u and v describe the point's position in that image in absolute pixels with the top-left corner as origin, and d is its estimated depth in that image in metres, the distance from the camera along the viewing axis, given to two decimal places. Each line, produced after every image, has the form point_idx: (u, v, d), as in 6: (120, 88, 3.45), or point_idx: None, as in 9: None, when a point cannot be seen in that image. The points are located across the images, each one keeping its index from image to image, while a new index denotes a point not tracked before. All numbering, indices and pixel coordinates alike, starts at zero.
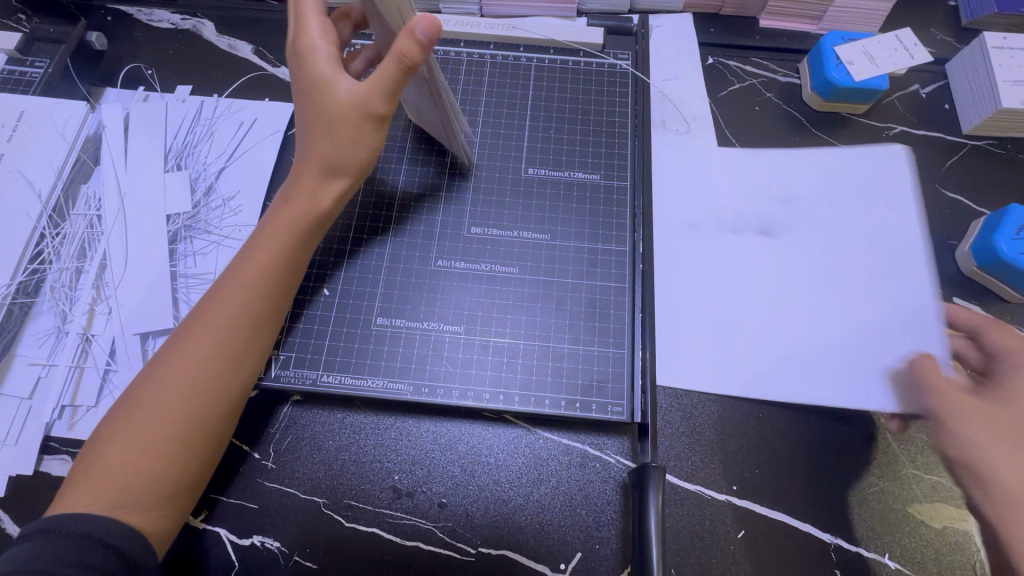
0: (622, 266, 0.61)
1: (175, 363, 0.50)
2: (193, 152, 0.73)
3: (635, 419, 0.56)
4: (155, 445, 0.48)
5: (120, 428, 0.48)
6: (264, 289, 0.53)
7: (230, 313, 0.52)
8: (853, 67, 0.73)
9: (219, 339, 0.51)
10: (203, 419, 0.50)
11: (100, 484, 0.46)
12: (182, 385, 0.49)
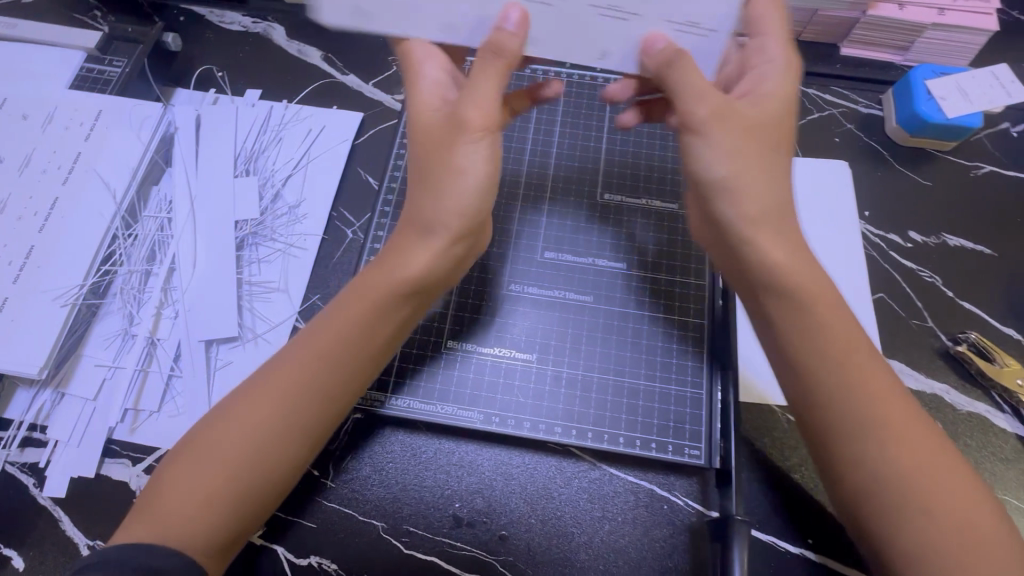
0: (701, 301, 0.59)
1: (240, 413, 0.46)
2: (261, 158, 0.72)
3: (714, 465, 0.53)
4: (220, 488, 0.44)
5: (196, 453, 0.45)
6: (354, 332, 0.48)
7: (324, 345, 0.48)
8: (945, 102, 0.70)
9: (286, 394, 0.46)
10: (293, 445, 0.46)
11: (173, 505, 0.43)
12: (268, 413, 0.46)
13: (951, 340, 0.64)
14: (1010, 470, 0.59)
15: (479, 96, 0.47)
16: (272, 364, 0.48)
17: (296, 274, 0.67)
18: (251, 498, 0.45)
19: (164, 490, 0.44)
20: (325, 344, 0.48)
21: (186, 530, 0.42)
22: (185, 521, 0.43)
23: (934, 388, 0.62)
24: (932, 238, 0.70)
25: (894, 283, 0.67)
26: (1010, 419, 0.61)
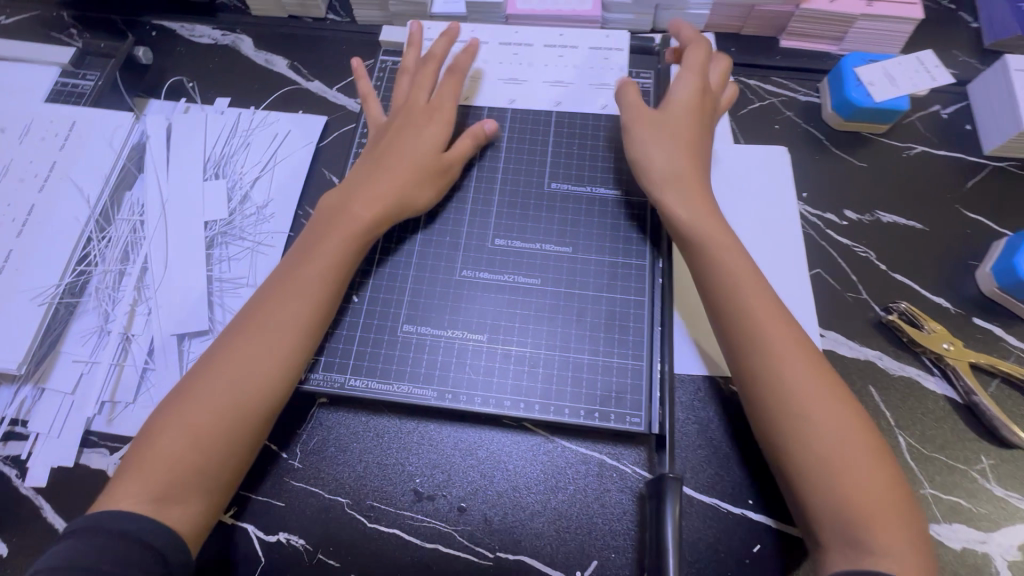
0: (642, 280, 0.63)
1: (216, 372, 0.54)
2: (230, 162, 0.76)
3: (652, 431, 0.57)
4: (197, 440, 0.51)
5: (174, 422, 0.52)
6: (307, 286, 0.57)
7: (284, 321, 0.56)
8: (873, 88, 0.74)
9: (259, 346, 0.55)
10: (256, 410, 0.53)
11: (159, 463, 0.50)
12: (236, 381, 0.53)
13: (883, 310, 0.68)
14: (938, 429, 0.62)
15: (407, 136, 0.64)
16: (243, 326, 0.56)
17: (263, 270, 0.70)
18: (221, 461, 0.52)
19: (146, 457, 0.51)
20: (288, 320, 0.56)
21: (164, 491, 0.49)
22: (162, 483, 0.49)
23: (868, 355, 0.66)
24: (867, 216, 0.74)
25: (831, 259, 0.71)
26: (939, 382, 0.64)
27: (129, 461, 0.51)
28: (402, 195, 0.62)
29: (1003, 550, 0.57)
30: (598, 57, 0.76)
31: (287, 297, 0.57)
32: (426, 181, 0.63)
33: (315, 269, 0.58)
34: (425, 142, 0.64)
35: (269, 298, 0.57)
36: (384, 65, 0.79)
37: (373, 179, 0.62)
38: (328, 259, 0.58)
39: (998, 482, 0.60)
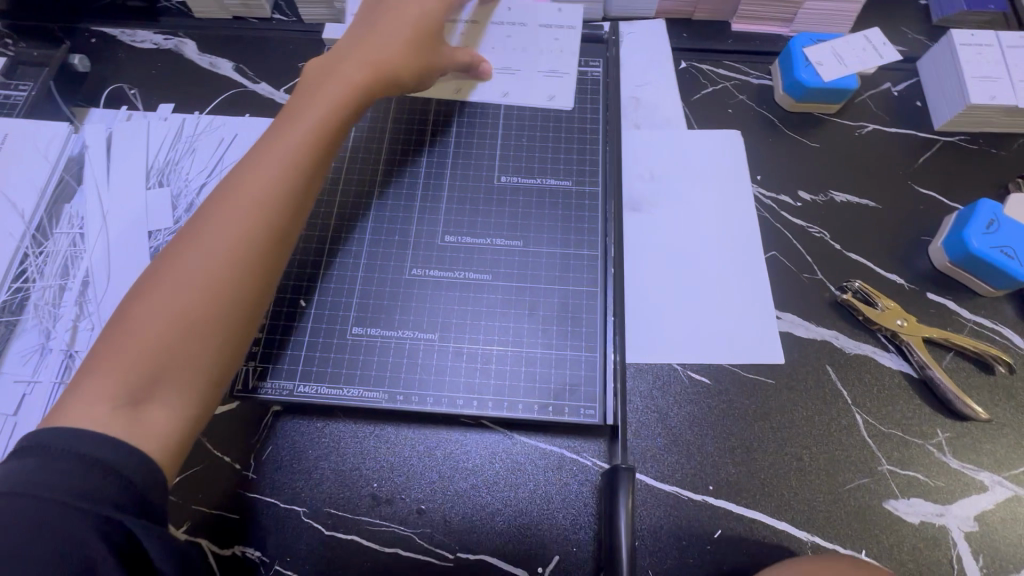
0: (593, 271, 0.64)
1: (191, 254, 0.50)
2: (174, 169, 0.74)
3: (607, 421, 0.58)
4: (178, 328, 0.48)
5: (142, 311, 0.48)
6: (285, 164, 0.55)
7: (255, 192, 0.53)
8: (822, 67, 0.74)
9: (234, 230, 0.51)
10: (236, 293, 0.51)
11: (138, 354, 0.47)
12: (208, 259, 0.50)
13: (839, 289, 0.68)
14: (895, 405, 0.63)
15: (383, 39, 0.63)
16: (214, 205, 0.53)
17: None
18: (200, 351, 0.49)
19: (116, 344, 0.47)
20: (256, 194, 0.53)
21: (142, 386, 0.46)
22: (138, 379, 0.46)
23: (824, 336, 0.66)
24: (821, 196, 0.74)
25: (786, 241, 0.71)
26: (895, 358, 0.64)
27: (97, 358, 0.47)
28: (390, 70, 0.63)
29: (961, 521, 0.58)
30: (549, 38, 0.76)
31: (260, 170, 0.54)
32: (410, 62, 0.64)
33: (287, 155, 0.55)
34: (413, 26, 0.65)
35: (242, 178, 0.54)
36: None
37: (350, 64, 0.62)
38: (297, 142, 0.56)
39: (954, 454, 0.60)
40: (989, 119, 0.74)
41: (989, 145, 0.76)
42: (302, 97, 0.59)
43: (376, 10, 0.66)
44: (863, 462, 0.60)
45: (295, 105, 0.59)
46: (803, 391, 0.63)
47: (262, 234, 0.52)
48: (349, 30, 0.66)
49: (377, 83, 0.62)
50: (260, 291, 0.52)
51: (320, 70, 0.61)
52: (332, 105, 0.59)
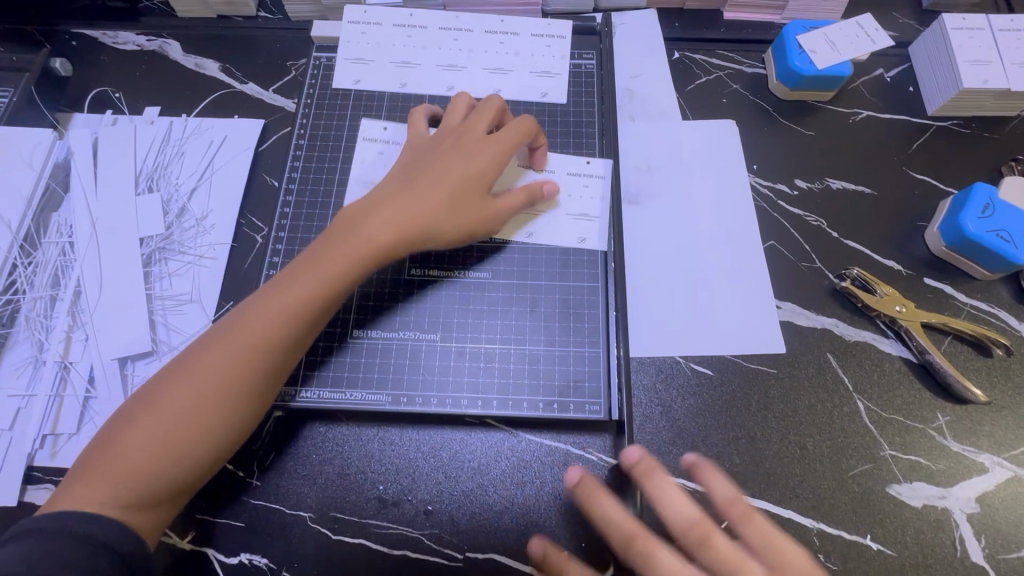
0: (594, 266, 0.64)
1: (189, 371, 0.50)
2: (164, 174, 0.72)
3: (613, 417, 0.59)
4: (162, 443, 0.48)
5: (137, 415, 0.49)
6: (295, 305, 0.53)
7: (263, 312, 0.52)
8: (815, 55, 0.74)
9: (236, 352, 0.51)
10: (219, 417, 0.50)
11: (122, 465, 0.47)
12: (204, 378, 0.50)
13: (837, 277, 0.68)
14: (895, 391, 0.63)
15: (430, 186, 0.58)
16: (222, 326, 0.53)
17: (207, 284, 0.67)
18: (175, 468, 0.48)
19: (100, 456, 0.48)
20: (263, 317, 0.52)
21: (118, 492, 0.47)
22: (115, 487, 0.47)
23: (824, 324, 0.66)
24: (817, 183, 0.74)
25: (784, 230, 0.71)
26: (894, 344, 0.65)
27: (92, 453, 0.49)
28: (426, 225, 0.57)
29: (962, 503, 0.59)
30: (540, 45, 0.75)
31: (276, 292, 0.53)
32: (460, 226, 0.59)
33: (303, 287, 0.53)
34: (467, 175, 0.59)
35: (257, 297, 0.53)
36: (319, 62, 0.75)
37: (382, 212, 0.57)
38: (301, 308, 0.53)
39: (954, 437, 0.61)
40: (983, 102, 0.74)
41: (982, 129, 0.76)
42: (324, 243, 0.56)
43: (422, 159, 0.61)
44: (865, 448, 0.61)
45: (313, 256, 0.55)
46: (805, 379, 0.64)
47: (253, 389, 0.51)
48: (394, 173, 0.61)
49: (416, 246, 0.58)
50: (244, 419, 0.51)
51: (356, 213, 0.58)
52: (352, 259, 0.55)
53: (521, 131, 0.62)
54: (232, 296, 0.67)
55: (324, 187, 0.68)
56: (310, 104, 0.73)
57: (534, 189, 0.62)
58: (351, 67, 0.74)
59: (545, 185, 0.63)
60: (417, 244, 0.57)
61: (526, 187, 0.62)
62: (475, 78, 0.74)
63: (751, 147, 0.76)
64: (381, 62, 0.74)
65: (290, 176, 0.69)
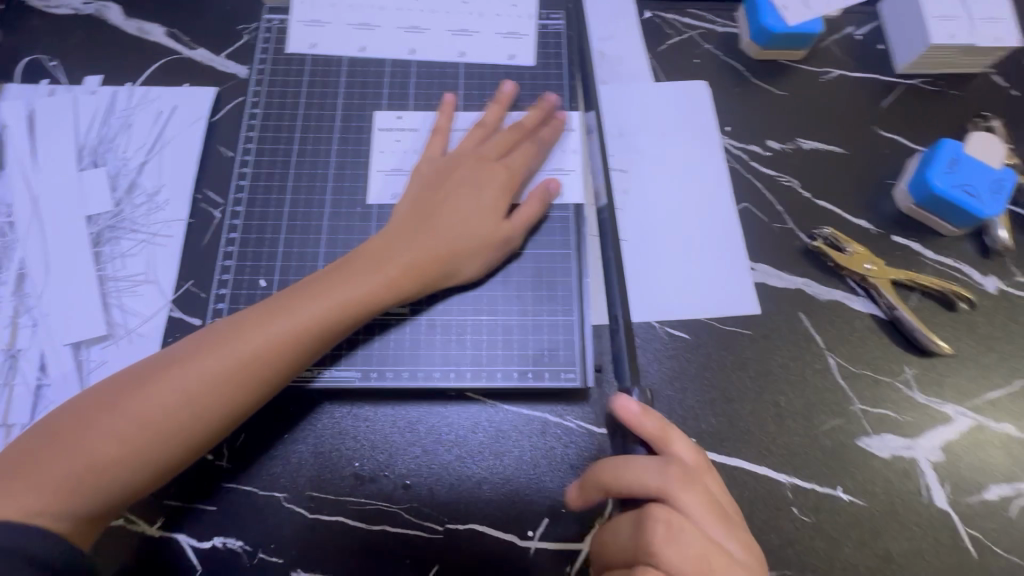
0: (567, 233, 0.63)
1: (171, 376, 0.48)
2: (110, 147, 0.68)
3: (587, 384, 0.59)
4: (126, 449, 0.46)
5: (94, 419, 0.46)
6: (296, 334, 0.50)
7: (251, 343, 0.49)
8: (787, 12, 0.73)
9: (223, 370, 0.48)
10: (179, 441, 0.47)
11: (80, 466, 0.45)
12: (177, 397, 0.47)
13: (809, 237, 0.68)
14: (864, 347, 0.64)
15: (449, 216, 0.58)
16: (216, 335, 0.50)
17: (163, 263, 0.64)
18: (122, 484, 0.46)
19: (55, 450, 0.45)
20: (250, 347, 0.49)
21: (59, 501, 0.44)
22: (57, 495, 0.44)
23: (796, 283, 0.66)
24: (789, 144, 0.73)
25: (757, 192, 0.71)
26: (864, 301, 0.66)
27: (33, 444, 0.46)
28: (443, 259, 0.56)
29: (928, 452, 0.60)
30: (505, 4, 0.72)
31: (266, 320, 0.51)
32: (473, 252, 0.58)
33: (307, 318, 0.51)
34: (479, 207, 0.59)
35: (258, 316, 0.51)
36: (271, 25, 0.71)
37: (396, 250, 0.55)
38: (301, 339, 0.51)
39: (921, 390, 0.63)
40: (950, 58, 0.74)
41: (949, 86, 0.76)
42: (332, 274, 0.54)
43: (435, 187, 0.60)
44: (837, 404, 0.62)
45: (316, 285, 0.53)
46: (778, 339, 0.64)
47: (226, 419, 0.49)
48: (403, 206, 0.59)
49: (427, 280, 0.56)
50: (205, 446, 0.49)
51: (369, 251, 0.56)
52: (358, 296, 0.53)
53: (527, 156, 0.63)
54: (191, 275, 0.64)
55: (282, 158, 0.65)
56: (264, 71, 0.69)
57: (541, 192, 0.61)
58: (305, 31, 0.70)
59: (548, 184, 0.62)
60: (430, 277, 0.56)
61: (534, 193, 0.61)
62: (438, 40, 0.70)
63: (724, 108, 0.75)
64: (337, 25, 0.70)
65: (246, 146, 0.66)
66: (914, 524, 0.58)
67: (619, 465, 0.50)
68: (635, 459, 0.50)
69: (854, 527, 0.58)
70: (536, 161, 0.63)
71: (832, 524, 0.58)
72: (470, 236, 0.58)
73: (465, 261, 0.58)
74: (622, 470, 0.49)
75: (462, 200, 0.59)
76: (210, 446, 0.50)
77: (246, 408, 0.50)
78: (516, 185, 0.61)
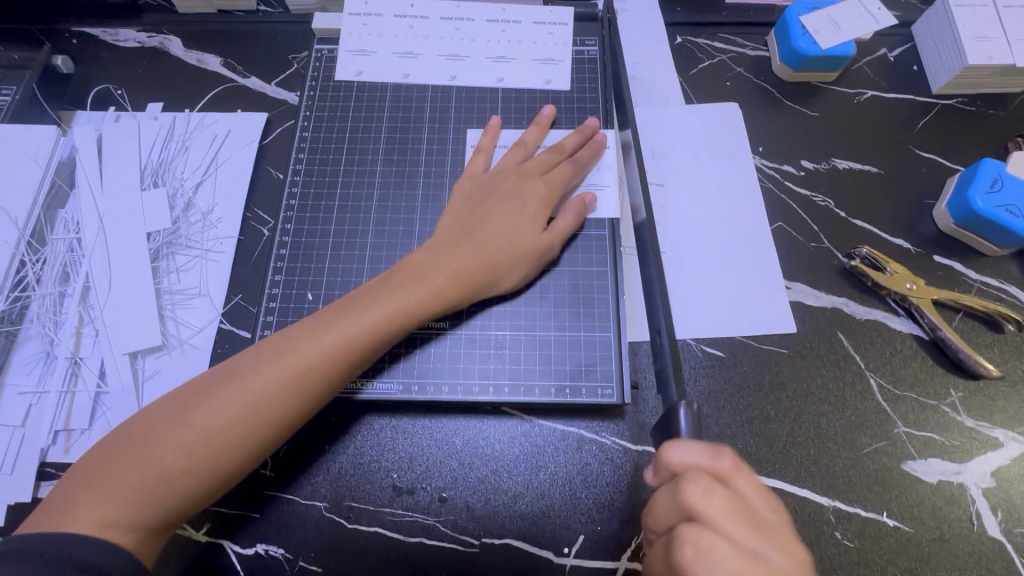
0: (602, 251, 0.64)
1: (231, 389, 0.50)
2: (169, 169, 0.72)
3: (624, 401, 0.59)
4: (192, 460, 0.48)
5: (161, 431, 0.49)
6: (349, 346, 0.52)
7: (306, 354, 0.51)
8: (818, 35, 0.74)
9: (280, 382, 0.50)
10: (238, 452, 0.49)
11: (150, 477, 0.47)
12: (237, 409, 0.49)
13: (846, 256, 0.68)
14: (907, 368, 0.63)
15: (493, 229, 0.59)
16: (272, 349, 0.52)
17: (215, 277, 0.67)
18: (186, 494, 0.48)
19: (125, 462, 0.47)
20: (304, 360, 0.51)
21: (131, 511, 0.47)
22: (129, 504, 0.47)
23: (835, 303, 0.66)
24: (823, 164, 0.73)
25: (792, 211, 0.71)
26: (905, 321, 0.65)
27: (104, 456, 0.48)
28: (487, 273, 0.58)
29: (977, 478, 0.58)
30: (543, 33, 0.75)
31: (318, 332, 0.53)
32: (515, 264, 0.59)
33: (358, 330, 0.53)
34: (522, 222, 0.60)
35: (311, 329, 0.53)
36: (321, 55, 0.75)
37: (440, 264, 0.57)
38: (354, 350, 0.52)
39: (968, 413, 0.61)
40: (988, 79, 0.74)
41: (987, 106, 0.76)
42: (378, 286, 0.56)
43: (477, 205, 0.61)
44: (879, 426, 0.61)
45: (364, 298, 0.55)
46: (817, 358, 0.64)
47: (283, 428, 0.51)
48: (447, 221, 0.61)
49: (471, 288, 0.58)
50: (263, 454, 0.51)
51: (413, 263, 0.57)
52: (404, 307, 0.54)
53: (568, 172, 0.64)
54: (241, 289, 0.67)
55: (329, 178, 0.68)
56: (313, 97, 0.73)
57: (579, 205, 0.63)
58: (352, 60, 0.74)
59: (584, 198, 0.63)
60: (472, 284, 0.57)
61: (572, 206, 0.63)
62: (478, 66, 0.73)
63: (755, 128, 0.76)
64: (383, 54, 0.74)
65: (296, 168, 0.69)
66: (964, 553, 0.56)
67: (731, 467, 0.43)
68: (748, 476, 0.44)
69: (901, 554, 0.56)
70: (576, 178, 0.65)
71: (877, 550, 0.56)
72: (511, 250, 0.59)
73: (508, 273, 0.59)
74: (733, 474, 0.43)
75: (506, 214, 0.60)
76: (267, 454, 0.52)
77: (301, 416, 0.52)
78: (555, 200, 0.63)
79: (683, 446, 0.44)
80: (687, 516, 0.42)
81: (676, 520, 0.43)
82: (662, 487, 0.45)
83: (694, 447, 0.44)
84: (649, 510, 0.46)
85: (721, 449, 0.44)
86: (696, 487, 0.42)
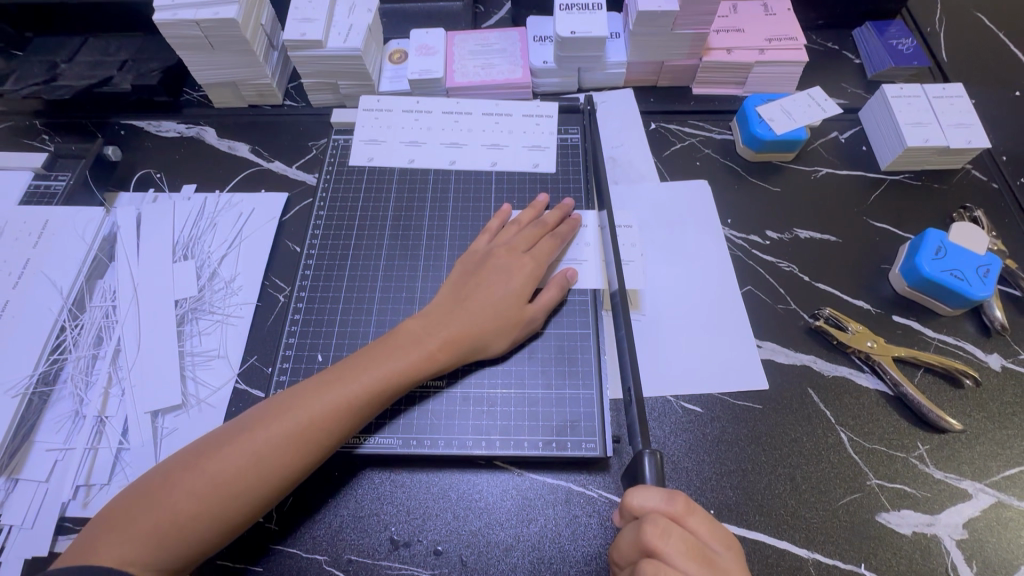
0: (585, 314, 0.71)
1: (244, 439, 0.55)
2: (198, 243, 0.81)
3: (607, 454, 0.63)
4: (205, 506, 0.52)
5: (179, 478, 0.53)
6: (353, 400, 0.58)
7: (314, 408, 0.57)
8: (774, 122, 0.84)
9: (290, 433, 0.55)
10: (248, 498, 0.53)
11: (166, 521, 0.51)
12: (249, 457, 0.54)
13: (812, 316, 0.74)
14: (875, 421, 0.67)
15: (483, 298, 0.66)
16: (284, 403, 0.58)
17: (233, 341, 0.74)
18: (197, 539, 0.52)
19: (144, 507, 0.52)
20: (312, 412, 0.57)
21: (146, 554, 0.50)
22: (144, 548, 0.50)
23: (803, 360, 0.71)
24: (786, 233, 0.81)
25: (760, 276, 0.78)
26: (870, 377, 0.70)
27: (126, 502, 0.53)
28: (477, 338, 0.64)
29: (950, 530, 0.61)
30: (531, 123, 0.86)
31: (325, 389, 0.58)
32: (502, 331, 0.66)
33: (361, 386, 0.59)
34: (510, 292, 0.67)
35: (320, 384, 0.59)
36: (338, 143, 0.86)
37: (436, 327, 0.64)
38: (357, 404, 0.58)
39: (936, 465, 0.64)
40: (928, 158, 0.83)
41: (931, 181, 0.85)
42: (380, 347, 0.62)
43: (471, 275, 0.69)
44: (852, 479, 0.64)
45: (367, 357, 0.61)
46: (789, 413, 0.68)
47: (288, 477, 0.55)
48: (444, 289, 0.69)
49: (460, 351, 0.64)
50: (269, 503, 0.55)
51: (412, 327, 0.64)
52: (403, 366, 0.61)
53: (551, 246, 0.71)
54: (256, 351, 0.73)
55: (341, 251, 0.77)
56: (329, 179, 0.83)
57: (561, 279, 0.70)
58: (365, 147, 0.84)
59: (565, 272, 0.71)
60: (465, 346, 0.64)
61: (555, 280, 0.70)
62: (475, 152, 0.84)
63: (723, 202, 0.84)
64: (392, 142, 0.84)
65: (312, 241, 0.78)
66: None
67: (687, 507, 0.48)
68: (701, 514, 0.48)
69: None
70: (558, 252, 0.72)
71: None
72: (499, 318, 0.66)
73: (496, 338, 0.65)
74: (687, 515, 0.48)
75: (495, 285, 0.67)
76: (272, 503, 0.56)
77: (306, 466, 0.56)
78: (541, 272, 0.70)
79: (644, 490, 0.48)
80: (647, 554, 0.46)
81: (635, 555, 0.47)
82: (625, 525, 0.49)
83: (653, 493, 0.48)
84: (614, 547, 0.50)
85: (678, 493, 0.48)
86: (654, 528, 0.46)
